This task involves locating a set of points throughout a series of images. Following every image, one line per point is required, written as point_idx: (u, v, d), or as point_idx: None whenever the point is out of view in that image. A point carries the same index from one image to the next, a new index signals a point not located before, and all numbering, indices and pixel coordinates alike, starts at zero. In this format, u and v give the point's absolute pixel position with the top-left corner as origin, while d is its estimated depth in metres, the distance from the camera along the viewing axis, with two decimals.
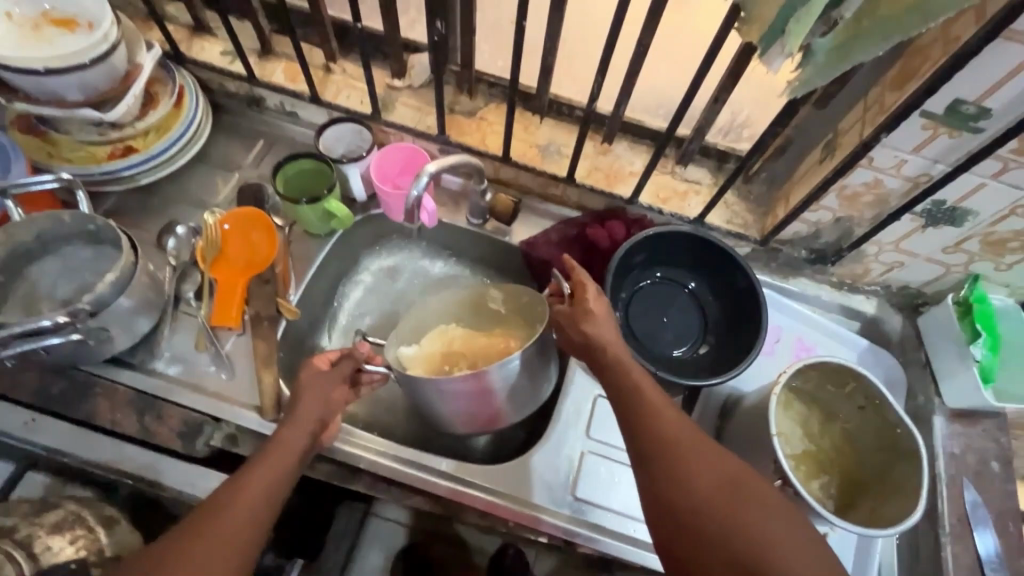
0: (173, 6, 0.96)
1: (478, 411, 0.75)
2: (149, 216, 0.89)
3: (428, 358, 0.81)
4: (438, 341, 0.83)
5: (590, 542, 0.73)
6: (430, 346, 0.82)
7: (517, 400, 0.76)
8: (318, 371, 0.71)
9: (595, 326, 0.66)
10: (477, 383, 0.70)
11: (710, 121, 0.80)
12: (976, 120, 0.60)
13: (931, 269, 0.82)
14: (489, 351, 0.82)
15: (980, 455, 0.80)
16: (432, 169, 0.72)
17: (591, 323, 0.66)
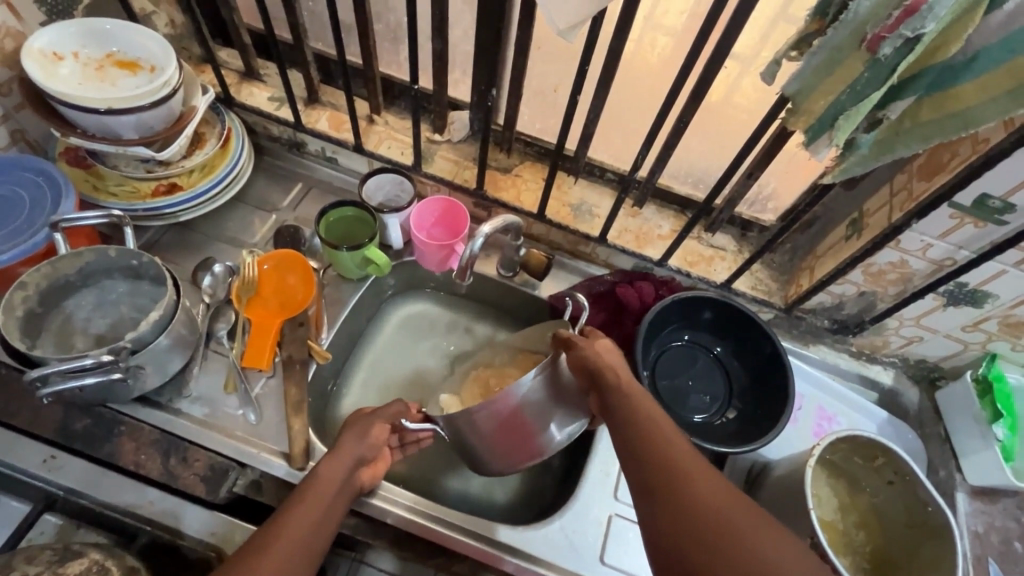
0: (227, 52, 1.00)
1: (513, 445, 0.70)
2: (184, 252, 0.90)
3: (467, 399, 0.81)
4: (478, 384, 0.82)
5: None
6: (471, 393, 0.81)
7: (563, 421, 0.71)
8: (363, 414, 0.72)
9: (595, 353, 0.67)
10: (504, 407, 0.66)
11: (741, 194, 0.84)
12: (1001, 213, 0.64)
13: (950, 345, 0.85)
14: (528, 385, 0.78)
15: (1002, 535, 0.80)
16: (486, 230, 0.74)
17: (589, 354, 0.66)
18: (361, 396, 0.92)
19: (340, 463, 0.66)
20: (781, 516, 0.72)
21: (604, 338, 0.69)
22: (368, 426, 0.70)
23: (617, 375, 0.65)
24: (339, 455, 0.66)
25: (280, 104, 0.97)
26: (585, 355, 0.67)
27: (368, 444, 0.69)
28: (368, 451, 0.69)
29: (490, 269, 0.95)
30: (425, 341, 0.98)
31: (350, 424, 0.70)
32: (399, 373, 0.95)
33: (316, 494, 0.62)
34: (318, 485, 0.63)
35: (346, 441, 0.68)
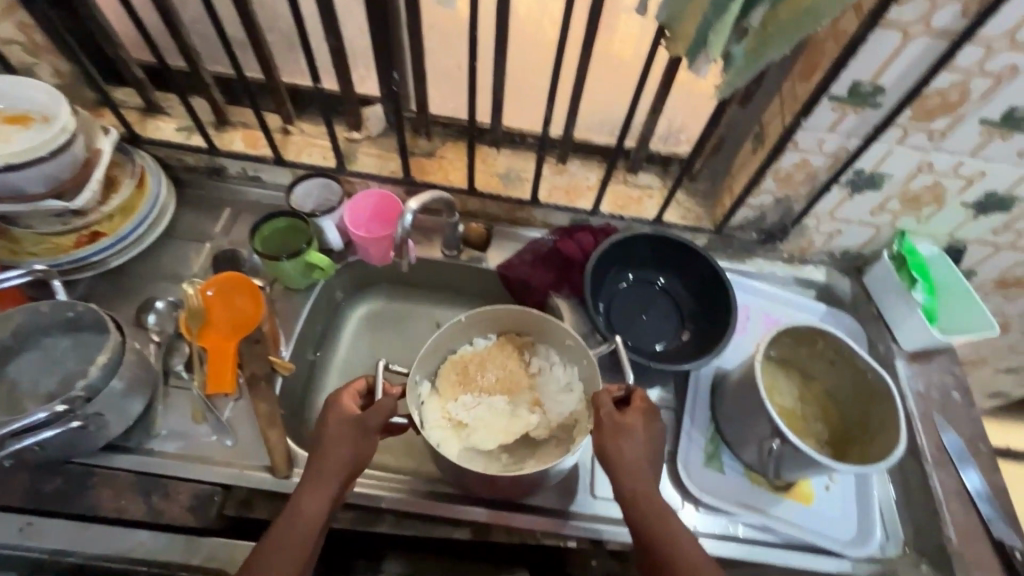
0: (123, 91, 0.98)
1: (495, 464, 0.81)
2: (122, 298, 0.88)
3: (445, 385, 0.86)
4: (455, 368, 0.87)
5: (617, 536, 0.79)
6: (449, 375, 0.87)
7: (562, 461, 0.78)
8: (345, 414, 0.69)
9: (622, 444, 0.69)
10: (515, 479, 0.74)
11: (651, 130, 0.88)
12: (874, 97, 0.70)
13: (865, 231, 0.92)
14: (506, 381, 0.88)
15: (941, 388, 0.87)
16: (413, 206, 0.76)
17: (613, 446, 0.69)
18: None
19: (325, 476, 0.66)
20: (742, 414, 0.77)
21: (635, 423, 0.70)
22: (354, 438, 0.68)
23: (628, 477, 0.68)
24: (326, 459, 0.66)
25: (190, 133, 0.96)
26: (609, 446, 0.69)
27: (353, 452, 0.68)
28: (353, 458, 0.68)
29: (435, 253, 0.98)
30: (390, 338, 1.01)
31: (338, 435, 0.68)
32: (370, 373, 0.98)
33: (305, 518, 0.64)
34: (304, 513, 0.65)
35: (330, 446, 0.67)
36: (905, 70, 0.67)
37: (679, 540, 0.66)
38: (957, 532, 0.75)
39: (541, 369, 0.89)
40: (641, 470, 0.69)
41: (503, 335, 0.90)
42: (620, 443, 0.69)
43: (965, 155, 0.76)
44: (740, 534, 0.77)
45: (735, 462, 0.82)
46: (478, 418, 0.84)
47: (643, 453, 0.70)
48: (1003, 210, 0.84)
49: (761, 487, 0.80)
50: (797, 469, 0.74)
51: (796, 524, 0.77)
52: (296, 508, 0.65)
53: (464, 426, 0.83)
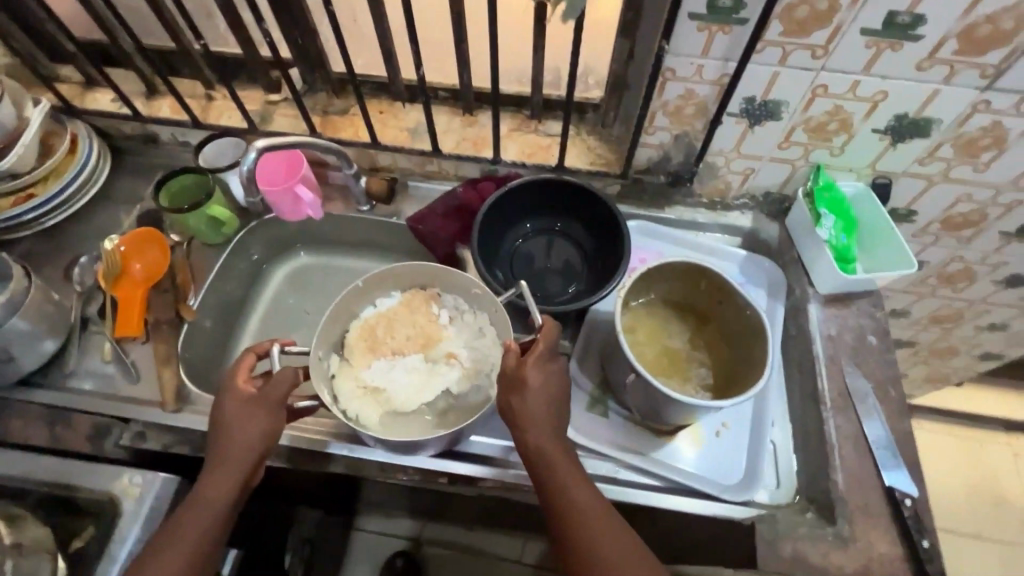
0: (66, 68, 1.06)
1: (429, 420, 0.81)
2: (58, 255, 0.96)
3: (354, 352, 0.81)
4: (362, 335, 0.82)
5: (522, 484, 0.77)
6: (356, 344, 0.82)
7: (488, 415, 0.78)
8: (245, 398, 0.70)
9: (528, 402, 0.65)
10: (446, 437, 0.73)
11: (543, 71, 0.87)
12: (737, 11, 0.66)
13: (780, 168, 0.87)
14: (421, 336, 0.84)
15: (856, 332, 0.81)
16: (259, 145, 0.78)
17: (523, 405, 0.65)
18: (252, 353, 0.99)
19: (227, 459, 0.67)
20: (613, 353, 0.76)
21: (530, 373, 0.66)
22: (257, 413, 0.69)
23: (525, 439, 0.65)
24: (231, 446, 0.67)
25: (122, 103, 1.03)
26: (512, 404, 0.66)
27: (256, 440, 0.68)
28: (256, 441, 0.68)
29: (349, 209, 1.01)
30: (312, 293, 1.05)
31: (241, 415, 0.69)
32: (290, 326, 1.02)
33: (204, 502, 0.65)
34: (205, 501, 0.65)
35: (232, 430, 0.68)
36: None
37: (593, 513, 0.61)
38: (844, 478, 0.70)
39: (453, 318, 0.85)
40: (545, 422, 0.65)
41: (411, 292, 0.86)
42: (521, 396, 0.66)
43: (858, 73, 0.70)
44: (618, 477, 0.76)
45: (621, 407, 0.80)
46: (396, 385, 0.79)
47: (550, 404, 0.66)
48: (922, 136, 0.77)
49: (644, 431, 0.78)
50: (669, 410, 0.71)
51: (675, 468, 0.75)
52: (198, 494, 0.65)
53: (383, 395, 0.78)
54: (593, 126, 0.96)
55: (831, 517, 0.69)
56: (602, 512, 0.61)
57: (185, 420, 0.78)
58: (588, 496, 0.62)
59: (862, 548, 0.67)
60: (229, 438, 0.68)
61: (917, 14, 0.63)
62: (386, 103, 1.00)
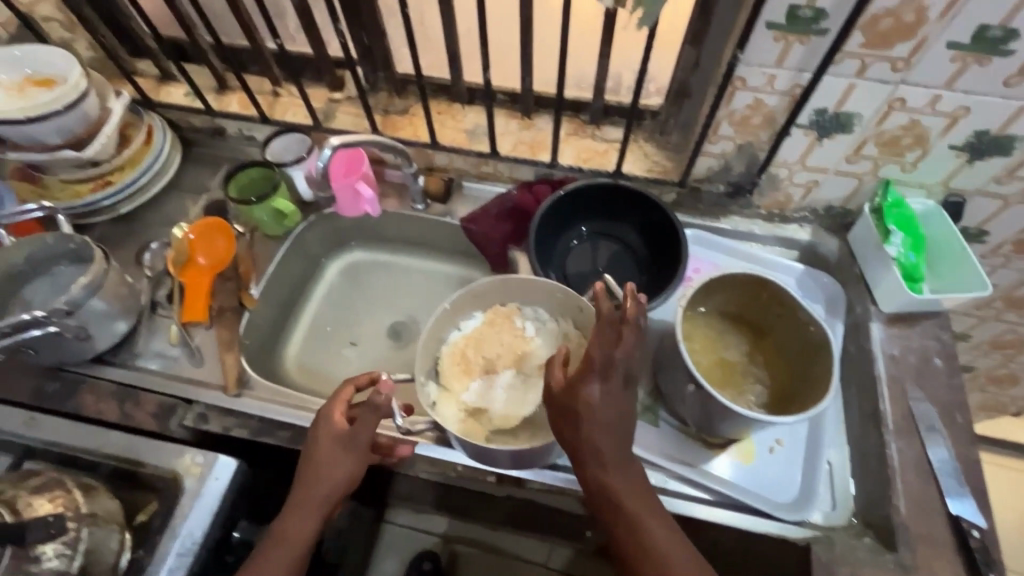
0: (143, 63, 1.11)
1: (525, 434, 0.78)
2: (129, 240, 1.00)
3: (449, 379, 0.79)
4: (452, 360, 0.80)
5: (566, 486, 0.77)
6: (446, 368, 0.79)
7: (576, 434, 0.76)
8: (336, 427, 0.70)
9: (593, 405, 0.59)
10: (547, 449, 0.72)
11: (606, 78, 0.87)
12: (817, 21, 0.64)
13: (845, 182, 0.85)
14: (509, 352, 0.81)
15: (921, 354, 0.79)
16: (334, 142, 0.82)
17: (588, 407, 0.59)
18: (306, 343, 1.02)
19: (312, 489, 0.69)
20: (669, 363, 0.75)
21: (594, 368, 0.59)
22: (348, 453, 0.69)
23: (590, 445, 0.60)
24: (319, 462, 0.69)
25: (194, 97, 1.07)
26: (575, 408, 0.60)
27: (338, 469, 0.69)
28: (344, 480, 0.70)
29: (404, 207, 1.03)
30: (365, 288, 1.08)
31: (336, 455, 0.69)
32: (342, 319, 1.05)
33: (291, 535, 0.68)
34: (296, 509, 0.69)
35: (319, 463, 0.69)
36: None
37: (652, 514, 0.62)
38: (906, 504, 0.68)
39: (539, 329, 0.82)
40: (610, 429, 0.59)
41: (491, 310, 0.83)
42: (589, 401, 0.58)
43: (940, 88, 0.68)
44: (665, 487, 0.75)
45: (672, 417, 0.79)
46: (496, 403, 0.77)
47: (619, 411, 0.60)
48: (1003, 154, 0.74)
49: (694, 442, 0.77)
50: (724, 420, 0.70)
51: (726, 482, 0.74)
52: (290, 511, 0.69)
53: (485, 415, 0.77)
54: (652, 133, 0.96)
55: (891, 543, 0.67)
56: (665, 528, 0.62)
57: (243, 404, 0.81)
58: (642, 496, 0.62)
59: None
60: (322, 479, 0.69)
61: (1010, 28, 0.61)
62: (445, 104, 1.02)
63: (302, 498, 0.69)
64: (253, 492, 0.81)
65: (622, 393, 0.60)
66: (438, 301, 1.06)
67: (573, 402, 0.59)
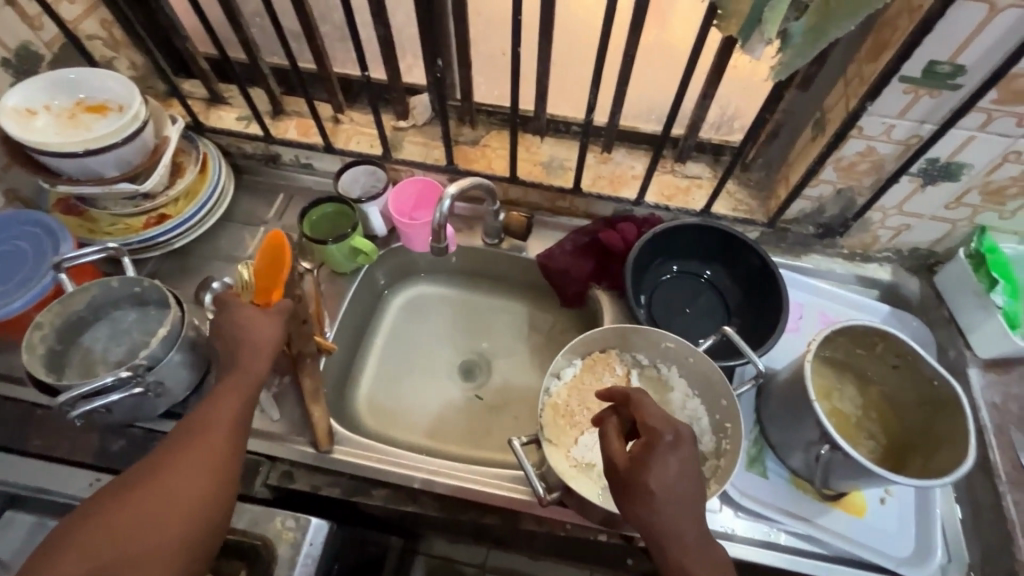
0: (190, 83, 1.04)
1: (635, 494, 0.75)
2: (185, 276, 0.94)
3: (556, 434, 0.75)
4: (556, 414, 0.76)
5: None
6: (551, 421, 0.76)
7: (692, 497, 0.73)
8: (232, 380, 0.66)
9: (663, 470, 0.57)
10: None
11: (702, 116, 0.85)
12: (953, 77, 0.64)
13: (938, 227, 0.85)
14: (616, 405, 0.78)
15: (1020, 401, 0.79)
16: (454, 192, 0.77)
17: (663, 471, 0.56)
18: (374, 385, 0.97)
19: (233, 394, 0.64)
20: (787, 416, 0.72)
21: (652, 423, 0.60)
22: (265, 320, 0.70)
23: (650, 496, 0.56)
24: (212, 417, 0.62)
25: (248, 122, 1.01)
26: (641, 470, 0.57)
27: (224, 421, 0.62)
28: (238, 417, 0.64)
29: (476, 241, 0.99)
30: (431, 324, 1.03)
31: (252, 314, 0.69)
32: (410, 357, 1.00)
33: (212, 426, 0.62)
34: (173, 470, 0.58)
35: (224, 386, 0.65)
36: (991, 45, 0.60)
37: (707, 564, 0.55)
38: None
39: (639, 375, 0.80)
40: (683, 499, 0.56)
41: (589, 357, 0.81)
42: (660, 469, 0.56)
43: None
44: (781, 543, 0.73)
45: (780, 467, 0.77)
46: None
47: (689, 483, 0.57)
48: None
49: (807, 495, 0.75)
50: (848, 479, 0.69)
51: (844, 536, 0.72)
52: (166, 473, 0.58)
53: (596, 470, 0.74)
54: (734, 171, 0.94)
55: None
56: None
57: (337, 461, 0.76)
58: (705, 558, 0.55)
59: None
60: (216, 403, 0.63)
61: None
62: (519, 136, 0.99)
63: (205, 434, 0.61)
64: (343, 554, 0.77)
65: (693, 462, 0.58)
66: (509, 338, 1.02)
67: (644, 477, 0.56)
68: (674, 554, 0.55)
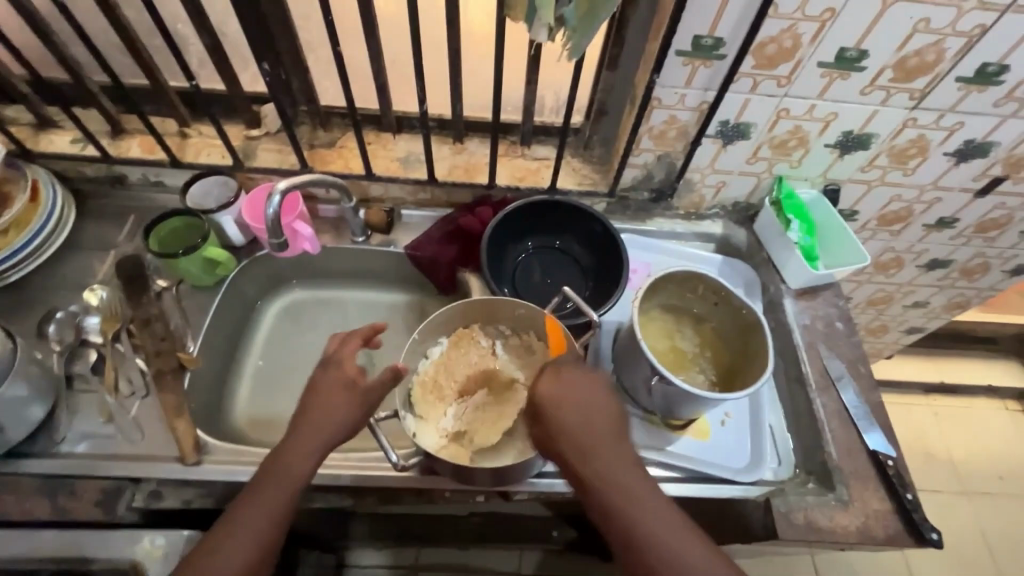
0: (13, 109, 0.98)
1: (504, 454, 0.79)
2: (26, 310, 0.88)
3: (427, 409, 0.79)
4: (427, 392, 0.81)
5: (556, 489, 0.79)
6: (422, 398, 0.80)
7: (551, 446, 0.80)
8: (341, 375, 0.70)
9: (557, 387, 0.64)
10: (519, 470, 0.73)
11: (533, 101, 0.92)
12: (716, 49, 0.75)
13: (747, 181, 0.97)
14: (486, 375, 0.83)
15: (826, 320, 0.93)
16: (282, 186, 0.77)
17: (561, 386, 0.64)
18: (253, 396, 0.96)
19: (297, 455, 0.65)
20: (629, 360, 0.81)
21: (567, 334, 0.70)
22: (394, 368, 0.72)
23: (551, 412, 0.63)
24: (313, 425, 0.67)
25: (84, 144, 0.96)
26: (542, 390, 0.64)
27: (327, 428, 0.67)
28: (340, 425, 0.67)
29: (343, 241, 1.00)
30: (310, 328, 1.03)
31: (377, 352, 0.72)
32: (291, 364, 1.00)
33: (301, 453, 0.65)
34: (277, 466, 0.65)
35: (291, 443, 0.66)
36: (736, 20, 0.72)
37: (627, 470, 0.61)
38: (836, 449, 0.80)
39: (504, 346, 0.86)
40: (585, 412, 0.63)
41: (454, 334, 0.86)
42: (552, 386, 0.64)
43: (814, 98, 0.81)
44: None
45: (636, 408, 0.86)
46: (474, 424, 0.78)
47: (587, 397, 0.64)
48: (863, 148, 0.90)
49: (660, 428, 0.84)
50: (685, 405, 0.77)
51: (691, 458, 0.81)
52: (266, 474, 0.65)
53: (466, 436, 0.77)
54: (577, 149, 1.03)
55: (830, 484, 0.78)
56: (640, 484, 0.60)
57: (206, 471, 0.75)
58: (646, 484, 0.61)
59: (861, 508, 0.76)
60: (279, 470, 0.64)
61: (861, 49, 0.74)
62: (374, 135, 1.02)
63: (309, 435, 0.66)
64: None
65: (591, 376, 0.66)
66: (390, 331, 1.04)
67: (543, 395, 0.64)
68: (591, 468, 0.61)
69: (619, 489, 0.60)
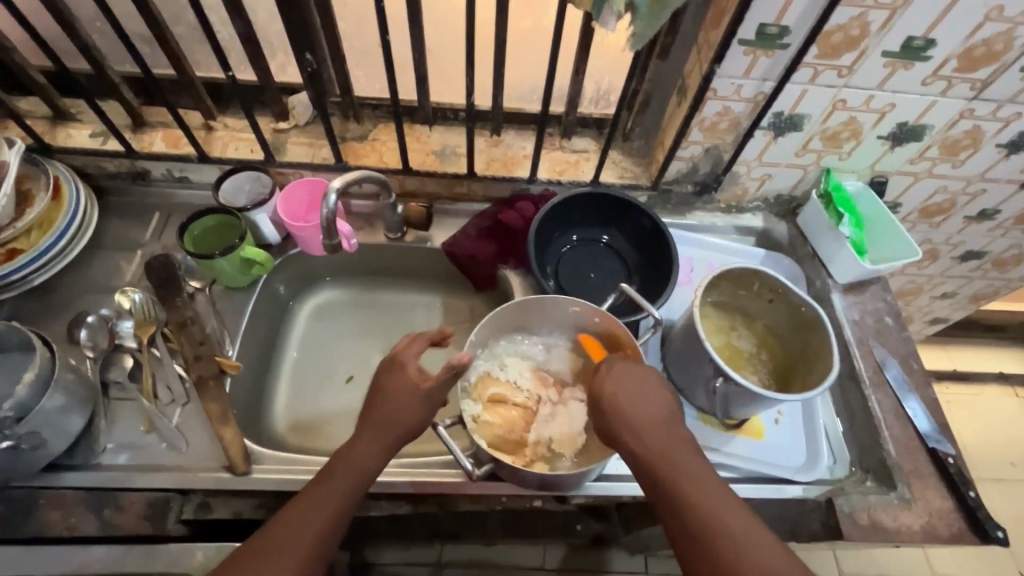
0: (28, 101, 0.92)
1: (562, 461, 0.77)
2: (53, 314, 0.85)
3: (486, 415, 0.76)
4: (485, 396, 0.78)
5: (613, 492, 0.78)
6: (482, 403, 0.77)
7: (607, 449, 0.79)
8: (406, 381, 0.67)
9: (626, 393, 0.65)
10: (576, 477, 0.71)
11: (577, 91, 0.89)
12: (781, 37, 0.72)
13: (794, 173, 0.95)
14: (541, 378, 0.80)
15: (875, 315, 0.92)
16: (336, 186, 0.74)
17: (626, 394, 0.65)
18: (291, 399, 0.93)
19: (358, 453, 0.64)
20: (686, 359, 0.79)
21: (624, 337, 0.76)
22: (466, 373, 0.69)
23: (614, 412, 0.64)
24: (378, 425, 0.65)
25: (105, 138, 0.91)
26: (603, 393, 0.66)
27: (391, 430, 0.65)
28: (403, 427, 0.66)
29: (378, 237, 0.97)
30: (345, 327, 1.01)
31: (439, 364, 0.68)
32: (327, 365, 0.97)
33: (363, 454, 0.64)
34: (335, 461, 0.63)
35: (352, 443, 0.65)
36: (805, 7, 0.69)
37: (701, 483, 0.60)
38: (895, 447, 0.79)
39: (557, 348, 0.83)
40: (655, 421, 0.63)
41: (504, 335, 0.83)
42: (615, 389, 0.65)
43: (874, 88, 0.79)
44: None
45: (689, 407, 0.84)
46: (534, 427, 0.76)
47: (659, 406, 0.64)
48: (917, 139, 0.88)
49: (715, 427, 0.83)
50: (746, 405, 0.76)
51: (748, 458, 0.80)
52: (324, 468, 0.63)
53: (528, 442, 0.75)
54: (617, 141, 1.00)
55: (891, 482, 0.78)
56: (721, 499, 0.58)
57: (256, 481, 0.72)
58: (725, 499, 0.59)
59: (923, 506, 0.76)
60: (337, 466, 0.63)
61: (929, 38, 0.72)
62: (408, 127, 0.98)
63: (373, 435, 0.65)
64: None
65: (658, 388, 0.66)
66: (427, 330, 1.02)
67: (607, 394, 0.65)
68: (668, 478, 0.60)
69: (702, 502, 0.58)
